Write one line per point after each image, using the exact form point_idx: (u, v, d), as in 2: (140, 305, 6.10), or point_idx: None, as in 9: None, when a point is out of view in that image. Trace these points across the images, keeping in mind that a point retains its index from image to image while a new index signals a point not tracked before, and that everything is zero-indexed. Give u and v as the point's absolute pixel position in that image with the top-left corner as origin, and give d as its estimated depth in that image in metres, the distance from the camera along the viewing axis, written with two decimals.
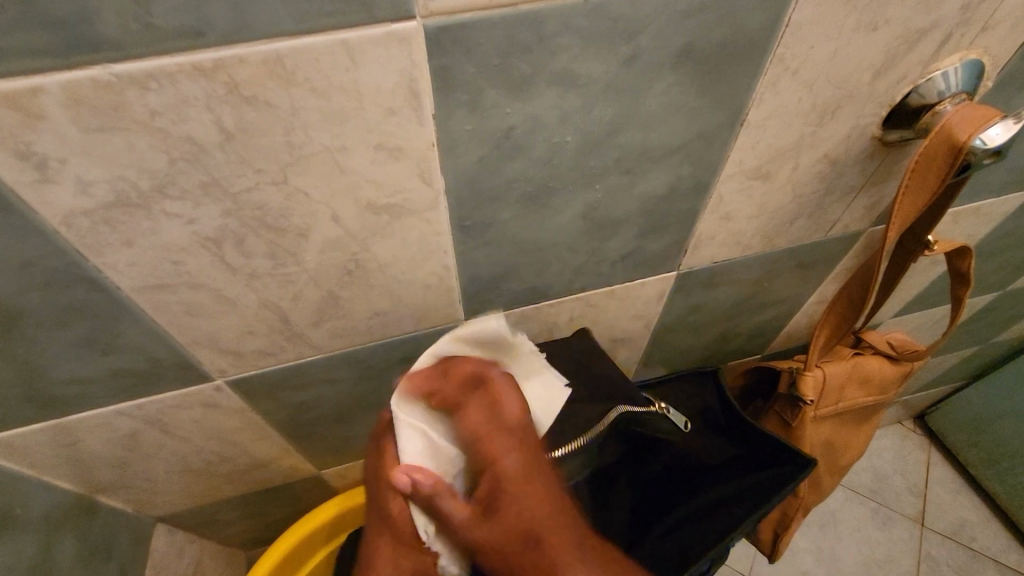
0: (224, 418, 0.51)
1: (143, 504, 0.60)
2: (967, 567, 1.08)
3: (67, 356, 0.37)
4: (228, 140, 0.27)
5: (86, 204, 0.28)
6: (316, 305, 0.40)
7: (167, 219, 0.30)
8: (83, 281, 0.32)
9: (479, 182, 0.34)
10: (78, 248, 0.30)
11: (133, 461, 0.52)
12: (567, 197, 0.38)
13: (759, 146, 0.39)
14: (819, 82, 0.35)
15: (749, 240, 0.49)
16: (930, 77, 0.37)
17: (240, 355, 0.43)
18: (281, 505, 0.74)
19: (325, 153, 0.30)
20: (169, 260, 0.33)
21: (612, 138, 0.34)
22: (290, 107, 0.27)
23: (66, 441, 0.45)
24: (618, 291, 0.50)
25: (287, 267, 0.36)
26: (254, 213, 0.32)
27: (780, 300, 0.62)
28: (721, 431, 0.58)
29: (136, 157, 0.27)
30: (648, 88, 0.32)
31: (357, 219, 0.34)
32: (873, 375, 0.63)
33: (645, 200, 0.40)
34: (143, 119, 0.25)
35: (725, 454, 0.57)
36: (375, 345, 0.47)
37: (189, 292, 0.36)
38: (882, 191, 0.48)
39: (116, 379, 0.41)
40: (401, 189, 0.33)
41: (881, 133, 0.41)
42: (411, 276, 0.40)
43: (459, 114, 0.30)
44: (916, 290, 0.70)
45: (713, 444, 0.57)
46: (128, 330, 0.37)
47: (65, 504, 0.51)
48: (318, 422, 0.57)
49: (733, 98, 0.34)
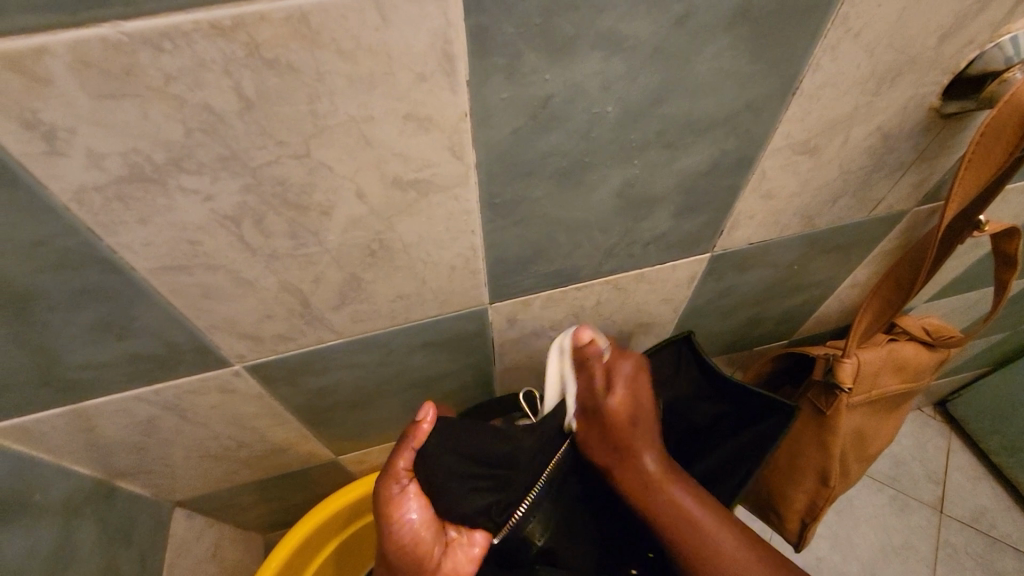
0: (241, 404, 0.50)
1: (161, 489, 0.59)
2: (987, 555, 1.06)
3: (82, 339, 0.36)
4: (247, 109, 0.25)
5: (98, 179, 0.26)
6: (337, 288, 0.39)
7: (183, 196, 0.28)
8: (97, 262, 0.31)
9: (512, 156, 0.32)
10: (90, 226, 0.28)
11: (150, 447, 0.51)
12: (602, 173, 0.35)
13: (809, 118, 0.36)
14: (881, 46, 0.32)
15: (787, 221, 0.47)
16: (997, 42, 0.34)
17: (258, 339, 0.42)
18: (296, 490, 0.73)
19: (350, 124, 0.27)
20: (186, 240, 0.31)
21: (655, 107, 0.32)
22: (315, 71, 0.25)
23: (83, 426, 0.44)
24: (648, 274, 0.48)
25: (307, 247, 0.34)
26: (274, 189, 0.30)
27: (814, 284, 0.60)
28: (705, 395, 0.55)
29: (150, 127, 0.25)
30: (698, 52, 0.29)
31: (382, 197, 0.32)
32: (909, 361, 0.61)
33: (684, 176, 0.38)
34: (157, 84, 0.23)
35: (707, 417, 0.55)
36: (396, 330, 0.45)
37: (206, 274, 0.34)
38: (933, 168, 0.45)
39: (132, 364, 0.40)
40: (429, 163, 0.31)
41: (940, 104, 0.38)
42: (436, 257, 0.39)
43: (495, 80, 0.28)
44: (953, 273, 0.67)
45: (695, 407, 0.55)
46: (144, 314, 0.35)
47: (84, 489, 0.50)
48: (335, 408, 0.56)
49: (788, 63, 0.32)
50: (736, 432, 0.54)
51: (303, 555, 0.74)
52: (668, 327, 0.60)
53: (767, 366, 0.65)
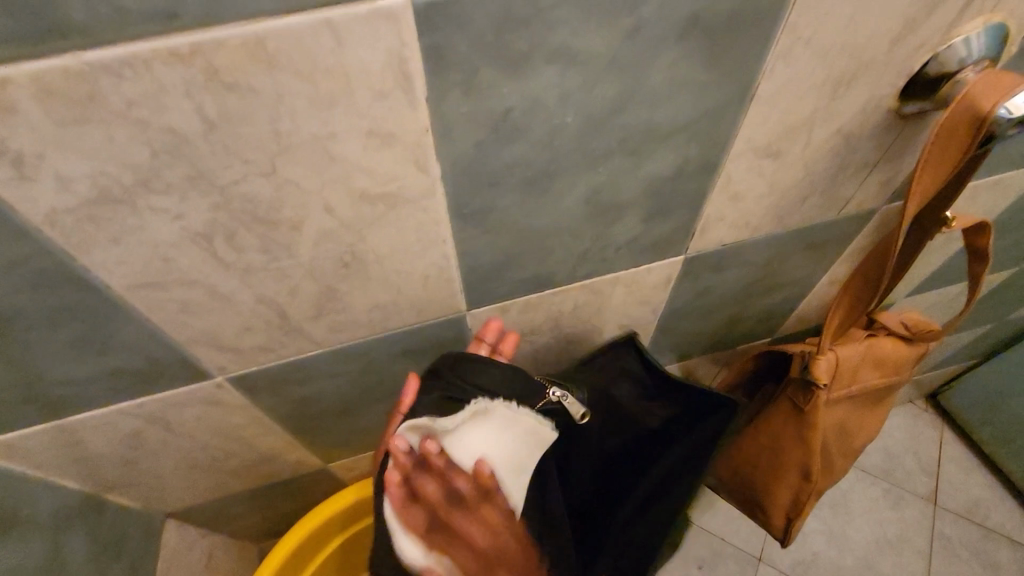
0: (226, 415, 0.50)
1: (151, 501, 0.60)
2: (981, 545, 1.07)
3: (62, 357, 0.36)
4: (211, 131, 0.26)
5: (68, 201, 0.27)
6: (314, 299, 0.39)
7: (153, 215, 0.29)
8: (73, 281, 0.31)
9: (477, 167, 0.33)
10: (63, 247, 0.29)
11: (137, 459, 0.52)
12: (568, 181, 0.36)
13: (769, 122, 0.37)
14: (833, 52, 0.33)
15: (758, 222, 0.48)
16: (950, 44, 0.35)
17: (239, 351, 0.42)
18: (288, 498, 0.74)
19: (314, 141, 0.28)
20: (159, 257, 0.32)
21: (615, 117, 0.33)
22: (275, 92, 0.25)
23: (69, 441, 0.45)
24: (623, 277, 0.49)
25: (281, 261, 0.35)
26: (244, 206, 0.30)
27: (791, 282, 0.60)
28: (655, 393, 0.57)
29: (116, 151, 0.25)
30: (651, 63, 0.30)
31: (351, 210, 0.33)
32: (887, 356, 0.62)
33: (651, 181, 0.39)
34: (120, 110, 0.24)
35: (662, 415, 0.58)
36: (376, 339, 0.46)
37: (182, 289, 0.35)
38: (898, 166, 0.46)
39: (114, 379, 0.40)
40: (396, 177, 0.32)
41: (898, 105, 0.39)
42: (410, 266, 0.39)
43: (453, 96, 0.28)
44: (931, 268, 0.68)
45: (647, 407, 0.58)
46: (122, 329, 0.36)
47: (72, 503, 0.51)
48: (321, 417, 0.56)
49: (742, 71, 0.33)
50: (694, 427, 0.58)
51: (298, 563, 0.75)
52: (649, 329, 0.61)
53: (749, 364, 0.66)
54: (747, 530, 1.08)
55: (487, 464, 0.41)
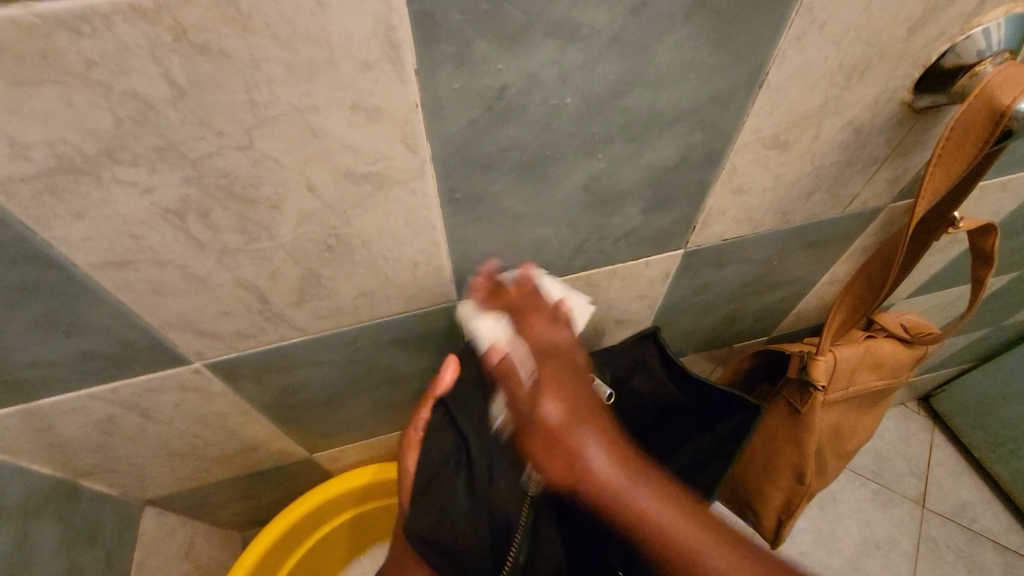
0: (206, 402, 0.49)
1: (129, 487, 0.58)
2: (967, 549, 1.07)
3: (27, 338, 0.34)
4: (181, 98, 0.24)
5: (25, 170, 0.25)
6: (295, 284, 0.37)
7: (119, 188, 0.27)
8: (35, 257, 0.29)
9: (469, 149, 0.31)
10: (22, 220, 0.27)
11: (112, 446, 0.50)
12: (566, 167, 0.35)
13: (779, 112, 0.35)
14: (849, 38, 0.31)
15: (761, 216, 0.46)
16: (969, 34, 0.33)
17: (217, 336, 0.40)
18: (270, 488, 0.72)
19: (293, 114, 0.26)
20: (128, 235, 0.30)
21: (616, 100, 0.31)
22: (250, 58, 0.23)
23: (39, 425, 0.43)
24: (620, 271, 0.48)
25: (260, 242, 0.33)
26: (218, 182, 0.28)
27: (791, 280, 0.59)
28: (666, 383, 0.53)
29: (77, 116, 0.23)
30: (657, 43, 0.28)
31: (335, 190, 0.31)
32: (885, 358, 0.61)
33: (652, 170, 0.37)
34: (78, 70, 0.22)
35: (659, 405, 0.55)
36: (361, 327, 0.44)
37: (154, 269, 0.33)
38: (907, 164, 0.45)
39: (85, 363, 0.38)
40: (382, 155, 0.30)
41: (911, 98, 0.38)
42: (398, 252, 0.37)
43: (445, 69, 0.26)
44: (933, 270, 0.67)
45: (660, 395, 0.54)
46: (91, 311, 0.34)
47: (42, 488, 0.49)
48: (305, 406, 0.55)
49: (753, 54, 0.31)
50: (711, 425, 0.53)
51: (280, 554, 0.73)
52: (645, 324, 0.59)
53: (746, 363, 0.64)
54: None
55: (567, 305, 0.44)
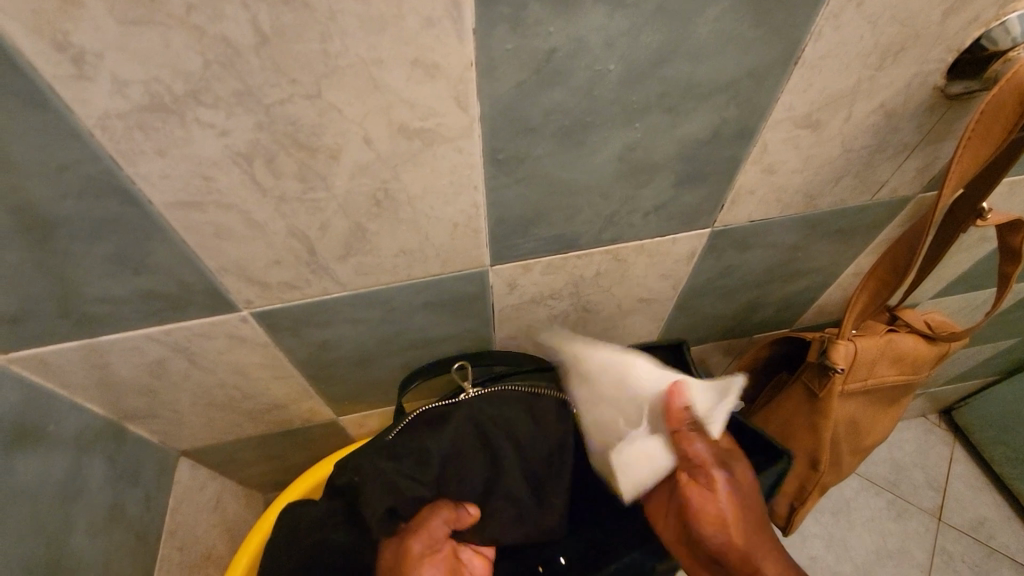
0: (248, 353, 0.52)
1: (168, 435, 0.61)
2: (982, 564, 1.05)
3: (99, 272, 0.38)
4: (263, 45, 0.27)
5: (121, 106, 0.28)
6: (343, 238, 0.40)
7: (199, 129, 0.30)
8: (117, 192, 0.32)
9: (515, 111, 0.33)
10: (112, 154, 0.30)
11: (159, 390, 0.53)
12: (604, 134, 0.36)
13: (812, 91, 0.37)
14: (884, 18, 0.33)
15: (789, 199, 0.47)
16: (1003, 20, 0.34)
17: (265, 286, 0.43)
18: (297, 449, 0.76)
19: (360, 66, 0.29)
20: (201, 176, 0.33)
21: (656, 69, 0.33)
22: (327, 9, 0.26)
23: (99, 361, 0.47)
24: (647, 246, 0.49)
25: (316, 192, 0.36)
26: (286, 129, 0.31)
27: (815, 269, 0.60)
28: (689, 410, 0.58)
29: (172, 57, 0.26)
30: (699, 14, 0.30)
31: (389, 144, 0.34)
32: (907, 352, 0.61)
33: (685, 143, 0.39)
34: (179, 13, 0.25)
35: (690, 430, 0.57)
36: (398, 286, 0.47)
37: (218, 212, 0.35)
38: (937, 152, 0.45)
39: (146, 302, 0.42)
40: (435, 112, 0.32)
41: (944, 83, 0.38)
42: (439, 212, 0.40)
43: (500, 30, 0.29)
44: (960, 270, 0.67)
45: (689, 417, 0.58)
46: (158, 250, 0.37)
47: (94, 425, 0.53)
48: (338, 365, 0.57)
49: (790, 30, 0.32)
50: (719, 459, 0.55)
51: None
52: (668, 306, 0.61)
53: (765, 350, 0.65)
54: None
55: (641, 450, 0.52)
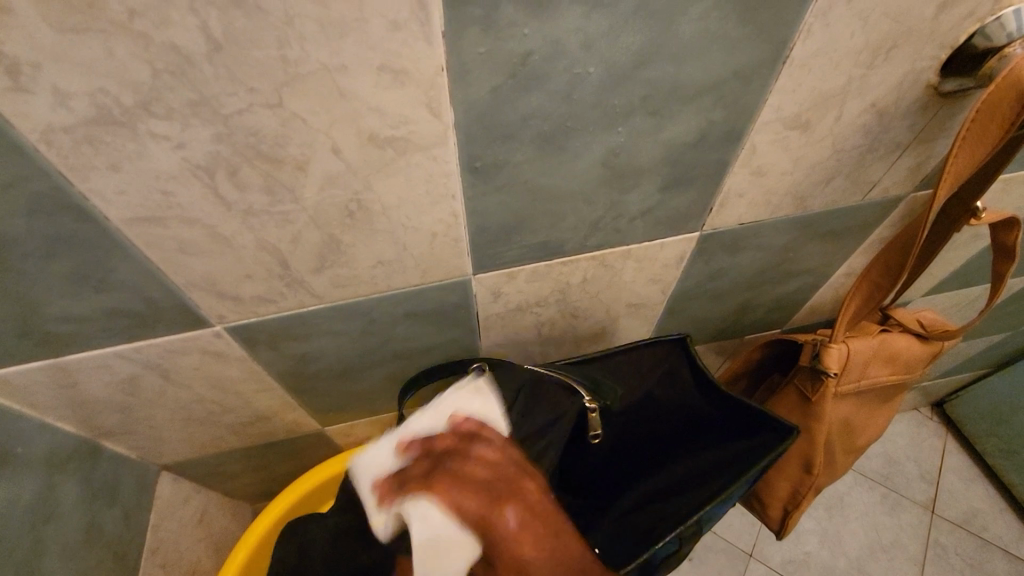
0: (224, 367, 0.50)
1: (147, 451, 0.60)
2: (976, 557, 1.05)
3: (58, 291, 0.36)
4: (215, 52, 0.25)
5: (66, 120, 0.26)
6: (317, 249, 0.38)
7: (153, 142, 0.28)
8: (70, 210, 0.30)
9: (492, 117, 0.32)
10: (61, 170, 0.28)
11: (133, 407, 0.51)
12: (585, 139, 0.35)
13: (802, 90, 0.35)
14: (875, 14, 0.31)
15: (779, 201, 0.46)
16: (1000, 15, 0.33)
17: (238, 300, 0.41)
18: (282, 461, 0.74)
19: (323, 73, 0.27)
20: (160, 190, 0.31)
21: (639, 71, 0.31)
22: (283, 13, 0.24)
23: (66, 381, 0.45)
24: (635, 251, 0.48)
25: (284, 205, 0.34)
26: (247, 140, 0.29)
27: (807, 269, 0.59)
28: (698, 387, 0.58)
29: (117, 67, 0.24)
30: (682, 14, 0.29)
31: (360, 153, 0.32)
32: (900, 353, 0.60)
33: (671, 146, 0.37)
34: (120, 20, 0.23)
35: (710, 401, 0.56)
36: (376, 299, 0.45)
37: (181, 227, 0.34)
38: (930, 151, 0.44)
39: (111, 320, 0.40)
40: (407, 120, 0.31)
41: (937, 81, 0.37)
42: (418, 222, 0.38)
43: (471, 33, 0.27)
44: (953, 266, 0.66)
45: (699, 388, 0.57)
46: (120, 267, 0.35)
47: (66, 446, 0.51)
48: (320, 377, 0.56)
49: (779, 28, 0.31)
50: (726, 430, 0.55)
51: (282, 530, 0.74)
52: (658, 310, 0.59)
53: (757, 353, 0.64)
54: (739, 526, 1.07)
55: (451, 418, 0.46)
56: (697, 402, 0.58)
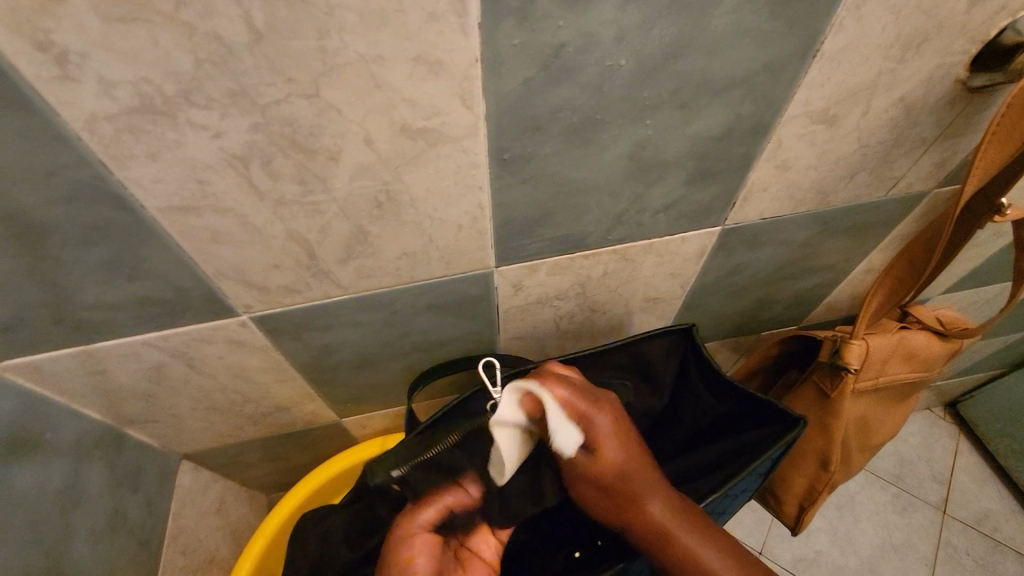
0: (248, 357, 0.50)
1: (169, 440, 0.61)
2: (988, 558, 1.05)
3: (93, 278, 0.36)
4: (257, 42, 0.25)
5: (109, 108, 0.26)
6: (343, 240, 0.39)
7: (192, 131, 0.28)
8: (108, 198, 0.31)
9: (522, 109, 0.32)
10: (102, 158, 0.29)
11: (158, 395, 0.52)
12: (613, 132, 0.35)
13: (830, 85, 0.35)
14: (908, 8, 0.31)
15: (801, 196, 0.46)
16: None
17: (265, 290, 0.42)
18: (299, 452, 0.75)
19: (360, 64, 0.27)
20: (195, 179, 0.31)
21: (669, 63, 0.31)
22: (325, 4, 0.24)
23: (95, 368, 0.46)
24: (656, 245, 0.48)
25: (315, 195, 0.34)
26: (283, 130, 0.30)
27: (827, 266, 0.58)
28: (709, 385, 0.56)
29: (161, 56, 0.25)
30: (715, 7, 0.29)
31: (391, 144, 0.32)
32: (919, 350, 0.60)
33: (698, 140, 0.37)
34: (167, 10, 0.23)
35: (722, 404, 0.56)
36: (398, 291, 0.46)
37: (214, 216, 0.34)
38: (956, 147, 0.44)
39: (141, 308, 0.40)
40: (438, 111, 0.31)
41: (967, 76, 0.37)
42: (444, 214, 0.39)
43: (507, 25, 0.27)
44: (972, 265, 0.66)
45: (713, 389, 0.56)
46: (153, 255, 0.36)
47: (93, 432, 0.52)
48: (340, 368, 0.56)
49: (811, 21, 0.31)
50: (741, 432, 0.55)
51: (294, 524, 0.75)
52: (675, 305, 0.59)
53: (774, 349, 0.64)
54: (750, 523, 1.07)
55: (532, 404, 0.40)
56: (705, 398, 0.57)
